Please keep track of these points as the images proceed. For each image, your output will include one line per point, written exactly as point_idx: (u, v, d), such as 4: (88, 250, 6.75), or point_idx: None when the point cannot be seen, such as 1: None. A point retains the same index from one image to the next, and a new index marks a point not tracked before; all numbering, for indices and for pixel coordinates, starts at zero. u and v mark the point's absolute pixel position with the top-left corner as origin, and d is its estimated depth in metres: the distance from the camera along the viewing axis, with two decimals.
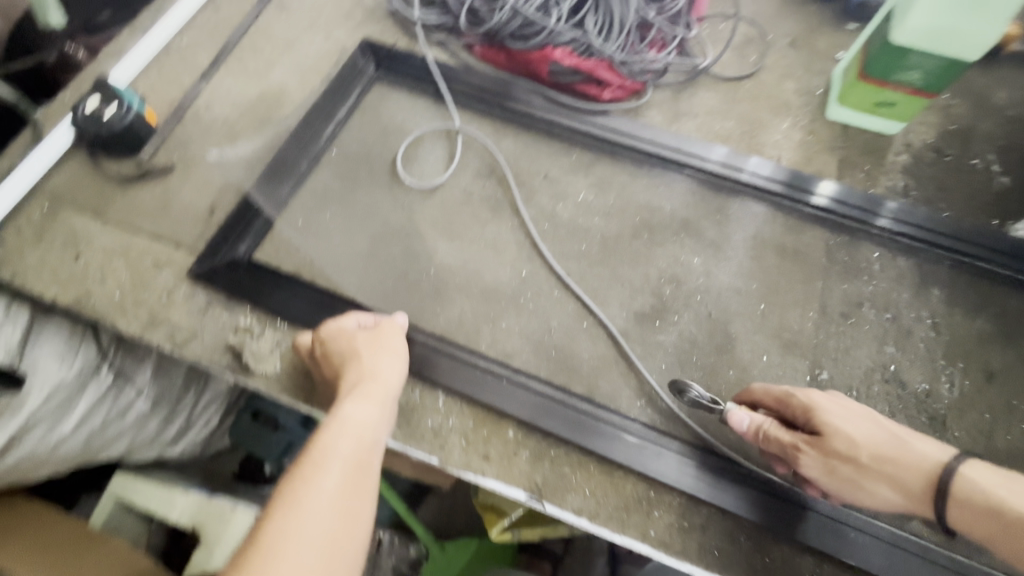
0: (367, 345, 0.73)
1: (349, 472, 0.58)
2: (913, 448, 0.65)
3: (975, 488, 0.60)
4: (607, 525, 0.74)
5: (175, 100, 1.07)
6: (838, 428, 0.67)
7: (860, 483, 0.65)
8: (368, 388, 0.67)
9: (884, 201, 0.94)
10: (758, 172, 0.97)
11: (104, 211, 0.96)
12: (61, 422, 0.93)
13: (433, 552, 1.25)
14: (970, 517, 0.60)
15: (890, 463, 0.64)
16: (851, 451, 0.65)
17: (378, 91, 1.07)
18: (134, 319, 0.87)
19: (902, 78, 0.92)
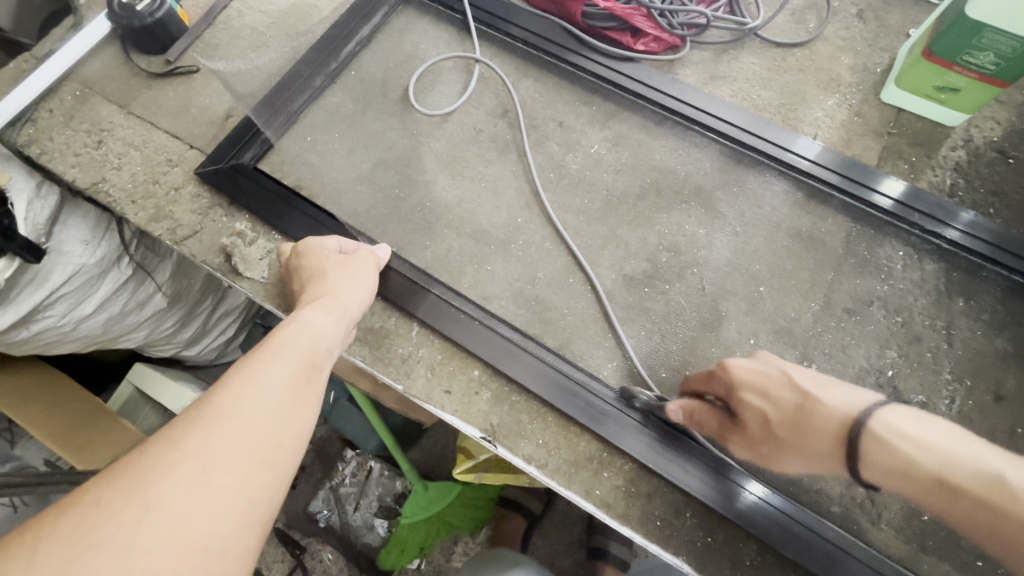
0: (340, 263, 0.73)
1: (303, 365, 0.60)
2: (821, 404, 0.61)
3: (882, 444, 0.56)
4: (554, 477, 0.73)
5: (209, 3, 1.08)
6: (756, 403, 0.65)
7: (779, 457, 0.65)
8: (332, 298, 0.68)
9: (960, 211, 0.84)
10: (813, 156, 0.89)
11: (129, 103, 1.00)
12: (84, 303, 1.01)
13: (416, 489, 1.25)
14: (889, 475, 0.56)
15: (803, 433, 0.62)
16: (771, 429, 0.64)
17: (405, 17, 1.05)
18: (141, 210, 0.91)
19: (971, 60, 0.82)
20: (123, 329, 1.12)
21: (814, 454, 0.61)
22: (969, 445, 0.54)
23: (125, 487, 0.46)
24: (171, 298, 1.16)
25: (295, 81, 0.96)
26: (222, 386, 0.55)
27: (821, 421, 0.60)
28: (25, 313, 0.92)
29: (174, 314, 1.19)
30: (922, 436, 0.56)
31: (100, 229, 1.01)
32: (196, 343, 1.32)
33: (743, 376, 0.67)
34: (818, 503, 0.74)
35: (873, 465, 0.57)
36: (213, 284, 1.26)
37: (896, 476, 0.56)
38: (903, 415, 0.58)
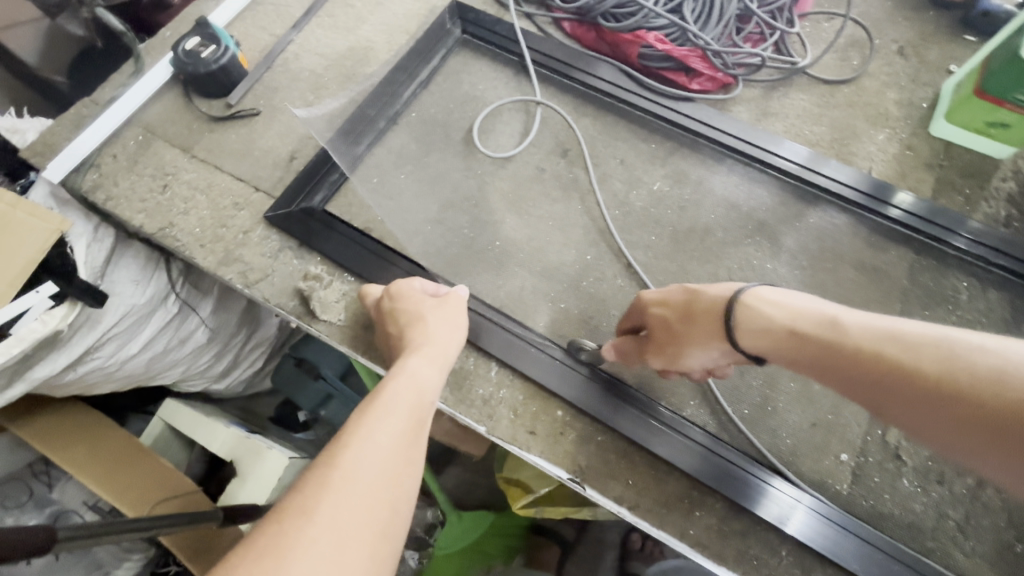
0: (434, 308, 0.74)
1: (413, 419, 0.60)
2: (706, 294, 0.67)
3: (747, 310, 0.63)
4: (646, 518, 0.73)
5: (266, 47, 1.10)
6: (657, 311, 0.72)
7: (687, 355, 0.69)
8: (432, 347, 0.69)
9: (968, 220, 0.86)
10: (843, 177, 0.91)
11: (193, 147, 1.01)
12: (131, 343, 1.01)
13: (450, 518, 1.22)
14: (760, 338, 0.62)
15: (693, 325, 0.67)
16: (665, 336, 0.71)
17: (462, 58, 1.07)
18: (210, 254, 0.91)
19: (1021, 97, 0.84)
20: (165, 365, 1.12)
21: (701, 341, 0.67)
22: (845, 307, 0.58)
23: (271, 564, 0.45)
24: (213, 333, 1.16)
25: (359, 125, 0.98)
26: (344, 444, 0.55)
27: (697, 312, 0.67)
28: (77, 355, 0.91)
29: (213, 350, 1.19)
30: (788, 300, 0.62)
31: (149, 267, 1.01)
32: (229, 376, 1.30)
33: (651, 297, 0.73)
34: (911, 537, 0.75)
35: (745, 336, 0.63)
36: (250, 317, 1.25)
37: (774, 339, 0.61)
38: (778, 294, 0.62)
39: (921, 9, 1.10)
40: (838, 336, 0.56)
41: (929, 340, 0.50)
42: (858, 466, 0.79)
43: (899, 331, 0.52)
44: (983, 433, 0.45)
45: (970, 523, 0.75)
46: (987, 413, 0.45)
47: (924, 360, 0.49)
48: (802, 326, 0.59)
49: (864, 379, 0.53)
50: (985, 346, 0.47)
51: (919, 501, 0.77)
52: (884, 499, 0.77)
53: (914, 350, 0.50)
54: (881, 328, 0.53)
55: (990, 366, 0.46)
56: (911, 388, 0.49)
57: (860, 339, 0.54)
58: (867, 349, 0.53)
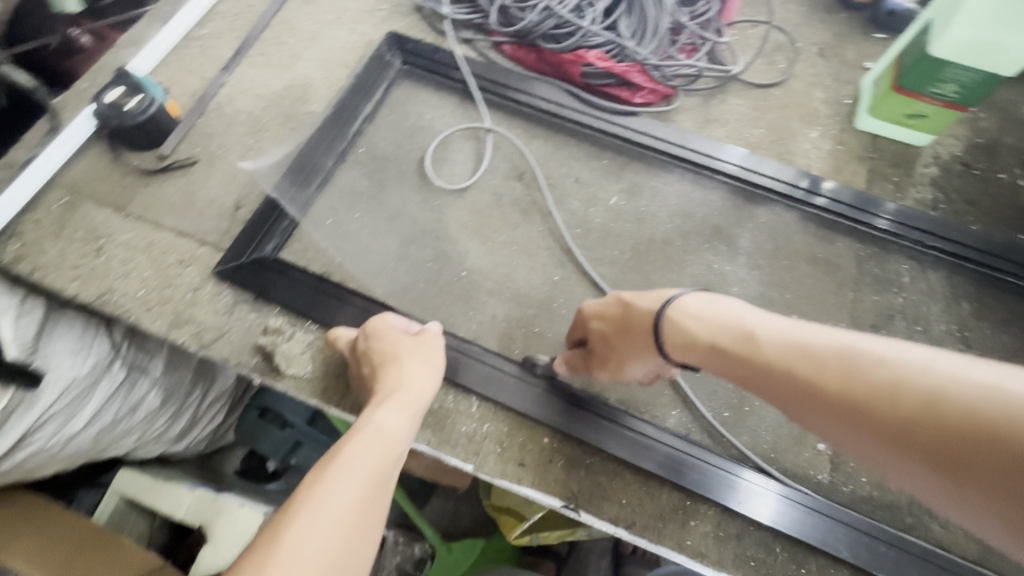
0: (410, 347, 0.72)
1: (374, 479, 0.57)
2: (635, 306, 0.66)
3: (671, 323, 0.62)
4: (644, 534, 0.74)
5: (197, 92, 1.05)
6: (597, 318, 0.72)
7: (624, 366, 0.71)
8: (405, 394, 0.67)
9: (884, 202, 0.93)
10: (774, 173, 0.96)
11: (127, 204, 0.94)
12: (72, 419, 0.87)
13: (439, 553, 1.21)
14: (679, 345, 0.61)
15: (625, 339, 0.68)
16: (611, 346, 0.71)
17: (405, 89, 1.06)
18: (158, 317, 0.85)
19: (937, 91, 0.91)
20: (114, 437, 0.97)
21: (643, 352, 0.67)
22: (762, 316, 0.57)
23: None
24: (167, 394, 1.01)
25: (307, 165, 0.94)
26: (300, 496, 0.53)
27: (630, 325, 0.67)
28: (11, 443, 0.79)
29: (167, 412, 1.03)
30: (708, 310, 0.60)
31: (88, 334, 0.90)
32: (186, 436, 1.13)
33: (591, 304, 0.74)
34: (891, 517, 0.78)
35: (676, 350, 0.62)
36: (206, 370, 1.09)
37: (702, 352, 0.60)
38: (705, 304, 0.61)
39: (833, 12, 1.18)
40: (753, 350, 0.55)
41: (838, 347, 0.49)
42: (835, 454, 0.82)
43: (809, 342, 0.51)
44: (883, 438, 0.43)
45: None
46: (885, 421, 0.43)
47: (829, 373, 0.47)
48: (720, 339, 0.58)
49: (786, 391, 0.51)
50: (898, 352, 0.45)
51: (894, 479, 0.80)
52: (863, 483, 0.80)
53: (834, 365, 0.48)
54: (791, 337, 0.52)
55: (887, 371, 0.44)
56: (821, 394, 0.48)
57: (772, 353, 0.53)
58: (780, 361, 0.52)
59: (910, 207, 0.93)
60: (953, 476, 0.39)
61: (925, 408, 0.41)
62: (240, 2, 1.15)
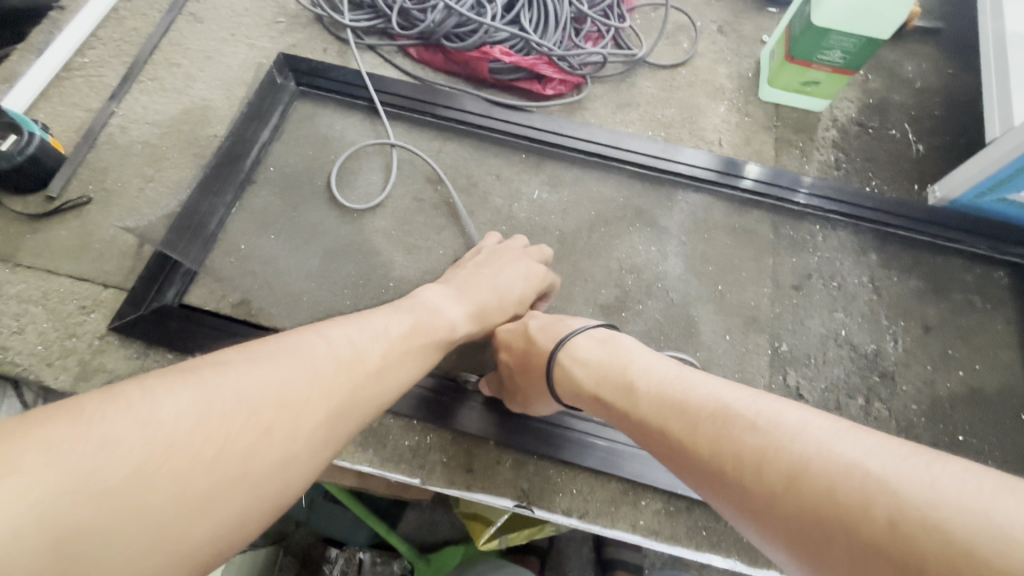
0: (510, 270, 0.77)
1: (335, 374, 0.48)
2: (533, 346, 0.70)
3: (566, 369, 0.65)
4: (597, 521, 0.74)
5: (83, 125, 0.98)
6: (504, 353, 0.74)
7: (528, 402, 0.73)
8: (491, 303, 0.73)
9: (803, 177, 0.98)
10: (697, 162, 0.98)
11: (15, 254, 0.87)
12: None
13: (418, 567, 1.22)
14: (567, 388, 0.65)
15: (525, 377, 0.71)
16: (516, 382, 0.74)
17: (312, 102, 1.02)
18: (62, 372, 0.79)
19: (824, 58, 0.96)
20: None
21: (539, 393, 0.71)
22: (646, 367, 0.59)
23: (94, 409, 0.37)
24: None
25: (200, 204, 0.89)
26: (252, 358, 0.45)
27: (528, 371, 0.70)
28: None
29: None
30: (602, 360, 0.63)
31: None
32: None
33: (503, 332, 0.75)
34: None
35: (568, 394, 0.66)
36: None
37: (588, 399, 0.63)
38: (598, 354, 0.64)
39: None
40: (630, 404, 0.57)
41: (711, 405, 0.50)
42: None
43: (686, 399, 0.52)
44: (741, 505, 0.44)
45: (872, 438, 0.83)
46: (747, 491, 0.43)
47: (701, 437, 0.48)
48: (606, 392, 0.60)
49: (665, 448, 0.52)
50: (766, 418, 0.46)
51: None
52: None
53: (710, 426, 0.48)
54: (671, 391, 0.54)
55: (752, 441, 0.45)
56: (689, 455, 0.49)
57: (651, 409, 0.54)
58: (655, 419, 0.53)
59: (824, 179, 0.99)
60: (800, 552, 0.40)
61: (785, 483, 0.41)
62: (122, 24, 1.08)
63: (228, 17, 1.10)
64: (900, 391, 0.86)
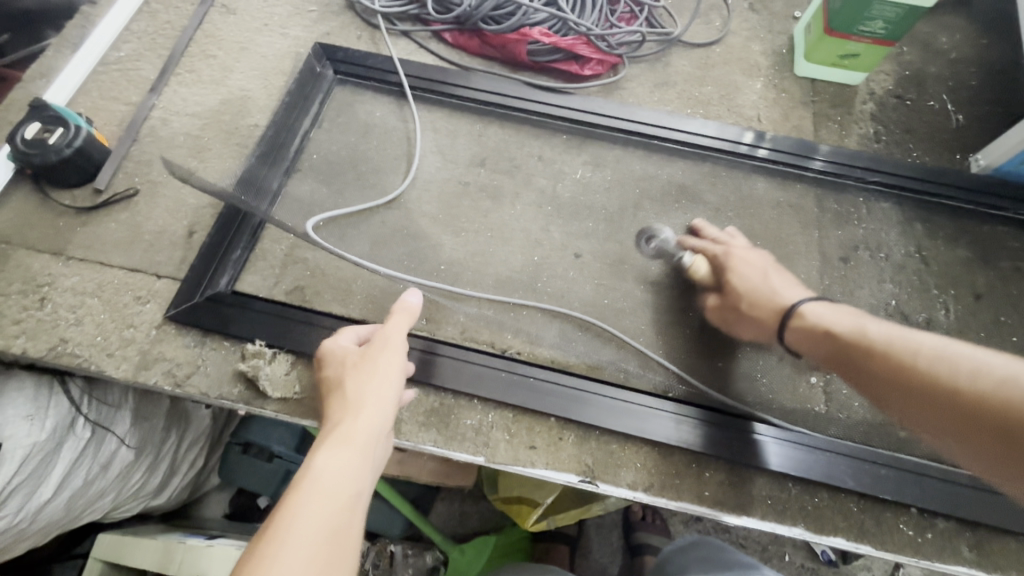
0: (349, 366, 0.65)
1: (333, 513, 0.52)
2: (781, 294, 0.78)
3: (807, 319, 0.73)
4: (663, 494, 0.75)
5: (125, 118, 0.98)
6: (745, 283, 0.80)
7: (738, 327, 0.83)
8: (348, 421, 0.59)
9: (818, 145, 0.97)
10: (713, 133, 0.98)
11: (66, 247, 0.87)
12: (41, 487, 0.78)
13: (453, 555, 1.20)
14: (813, 335, 0.73)
15: (758, 311, 0.79)
16: (726, 310, 0.83)
17: (349, 88, 1.01)
18: (123, 362, 0.80)
19: (866, 29, 0.96)
20: (88, 501, 0.89)
21: (754, 318, 0.80)
22: (877, 322, 0.69)
23: None
24: (140, 446, 0.93)
25: (249, 190, 0.89)
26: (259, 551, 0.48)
27: (763, 297, 0.79)
28: None
29: (144, 465, 0.95)
30: (841, 317, 0.71)
31: (42, 393, 0.81)
32: (167, 487, 1.06)
33: (734, 261, 0.83)
34: (890, 438, 0.80)
35: (794, 326, 0.75)
36: (178, 414, 1.01)
37: (815, 342, 0.72)
38: (826, 303, 0.74)
39: None
40: (873, 348, 0.66)
41: (908, 347, 0.63)
42: (829, 385, 0.84)
43: (909, 343, 0.64)
44: (900, 394, 0.63)
45: None
46: (1008, 415, 0.54)
47: (935, 368, 0.60)
48: (839, 334, 0.70)
49: (891, 385, 0.64)
50: (912, 339, 0.64)
51: None
52: (859, 409, 0.83)
53: (939, 365, 0.60)
54: (858, 328, 0.69)
55: (931, 356, 0.61)
56: (877, 370, 0.65)
57: (891, 348, 0.64)
58: (896, 357, 0.63)
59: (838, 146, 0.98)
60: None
61: (999, 394, 0.55)
62: (155, 17, 1.08)
63: (260, 8, 1.10)
64: None
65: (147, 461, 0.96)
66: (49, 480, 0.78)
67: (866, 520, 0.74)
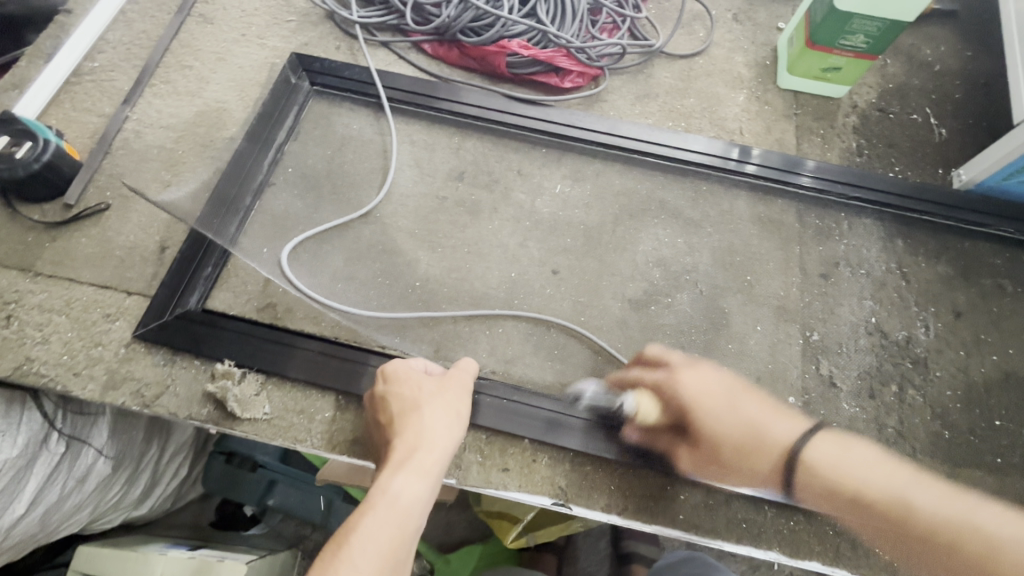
0: (426, 395, 0.69)
1: (400, 536, 0.56)
2: (770, 435, 0.64)
3: (816, 470, 0.60)
4: (637, 517, 0.74)
5: (97, 131, 0.97)
6: (719, 423, 0.65)
7: (726, 475, 0.70)
8: (423, 450, 0.63)
9: (805, 161, 0.98)
10: (701, 148, 0.98)
11: (34, 263, 0.86)
12: (13, 504, 0.76)
13: (438, 566, 1.20)
14: (817, 491, 0.61)
15: (748, 457, 0.65)
16: (705, 450, 0.69)
17: (326, 100, 1.00)
18: (90, 382, 0.78)
19: (847, 43, 0.95)
20: (64, 516, 0.86)
21: (752, 467, 0.66)
22: (894, 474, 0.58)
23: None
24: (119, 458, 0.91)
25: (223, 207, 0.87)
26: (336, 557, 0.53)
27: (750, 442, 0.65)
28: None
29: (123, 477, 0.93)
30: (855, 465, 0.60)
31: (12, 410, 0.78)
32: (149, 497, 1.04)
33: (692, 396, 0.67)
34: None
35: (804, 483, 0.62)
36: (159, 425, 0.99)
37: (828, 496, 0.60)
38: (830, 445, 0.62)
39: None
40: (903, 521, 0.55)
41: (943, 516, 0.54)
42: (807, 405, 0.83)
43: (942, 513, 0.54)
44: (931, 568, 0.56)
45: (906, 424, 0.82)
46: None
47: (974, 555, 0.52)
48: (871, 492, 0.57)
49: (919, 551, 0.55)
50: (967, 521, 0.54)
51: (862, 420, 0.82)
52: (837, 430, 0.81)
53: (965, 532, 0.53)
54: (890, 492, 0.57)
55: (984, 538, 0.52)
56: (908, 541, 0.56)
57: (928, 525, 0.54)
58: (929, 534, 0.54)
59: (825, 163, 0.99)
60: None
61: None
62: (131, 27, 1.06)
63: (237, 18, 1.09)
64: (934, 377, 0.85)
65: (126, 473, 0.93)
66: (21, 497, 0.76)
67: (842, 543, 0.73)
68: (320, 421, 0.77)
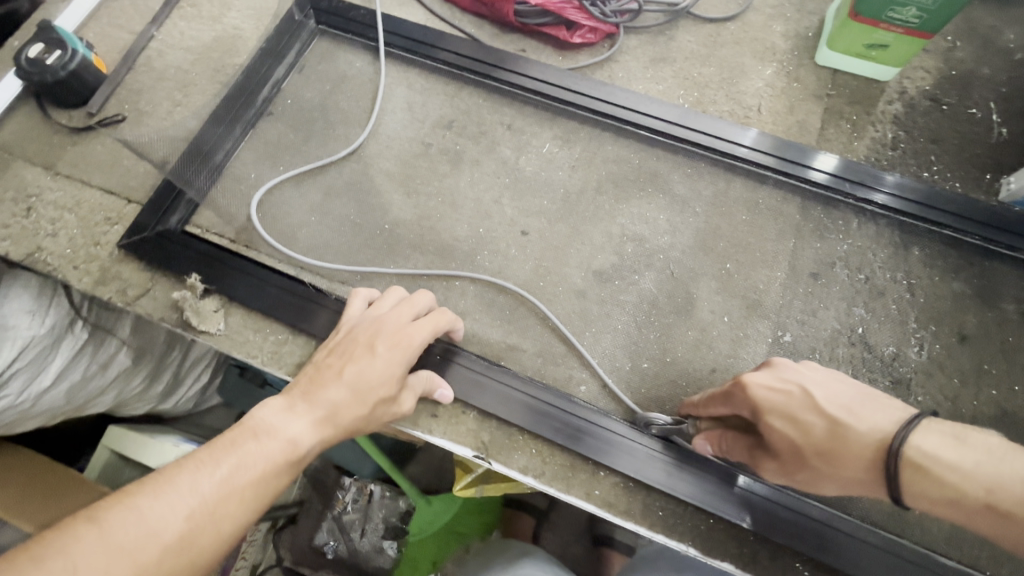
0: (391, 360, 0.64)
1: (264, 473, 0.54)
2: (855, 430, 0.55)
3: (938, 475, 0.52)
4: (553, 484, 0.73)
5: (126, 47, 1.03)
6: (795, 430, 0.57)
7: (816, 483, 0.58)
8: (343, 409, 0.60)
9: (885, 174, 0.85)
10: (753, 144, 0.88)
11: (55, 163, 0.94)
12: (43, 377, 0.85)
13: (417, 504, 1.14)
14: (925, 493, 0.52)
15: (836, 461, 0.55)
16: (783, 465, 0.59)
17: (333, 36, 1.01)
18: (85, 275, 0.87)
19: (896, 16, 0.84)
20: (90, 395, 0.94)
21: (835, 475, 0.56)
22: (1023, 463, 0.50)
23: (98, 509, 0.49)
24: (139, 354, 0.98)
25: (213, 133, 0.92)
26: (199, 462, 0.53)
27: (834, 442, 0.55)
28: None
29: (144, 372, 1.00)
30: (973, 462, 0.51)
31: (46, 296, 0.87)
32: (172, 396, 1.12)
33: (767, 400, 0.59)
34: None
35: (913, 483, 0.52)
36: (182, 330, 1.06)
37: (940, 497, 0.52)
38: (937, 435, 0.53)
39: None
40: None
41: None
42: None
43: None
44: None
45: None
46: None
47: None
48: (996, 497, 0.49)
49: None
50: None
51: None
52: None
53: None
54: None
55: None
56: None
57: None
58: None
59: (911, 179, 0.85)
60: None
61: None
62: None
63: None
64: (914, 402, 0.77)
65: (148, 369, 1.01)
66: (50, 372, 0.85)
67: (761, 551, 0.70)
68: (272, 342, 0.82)
